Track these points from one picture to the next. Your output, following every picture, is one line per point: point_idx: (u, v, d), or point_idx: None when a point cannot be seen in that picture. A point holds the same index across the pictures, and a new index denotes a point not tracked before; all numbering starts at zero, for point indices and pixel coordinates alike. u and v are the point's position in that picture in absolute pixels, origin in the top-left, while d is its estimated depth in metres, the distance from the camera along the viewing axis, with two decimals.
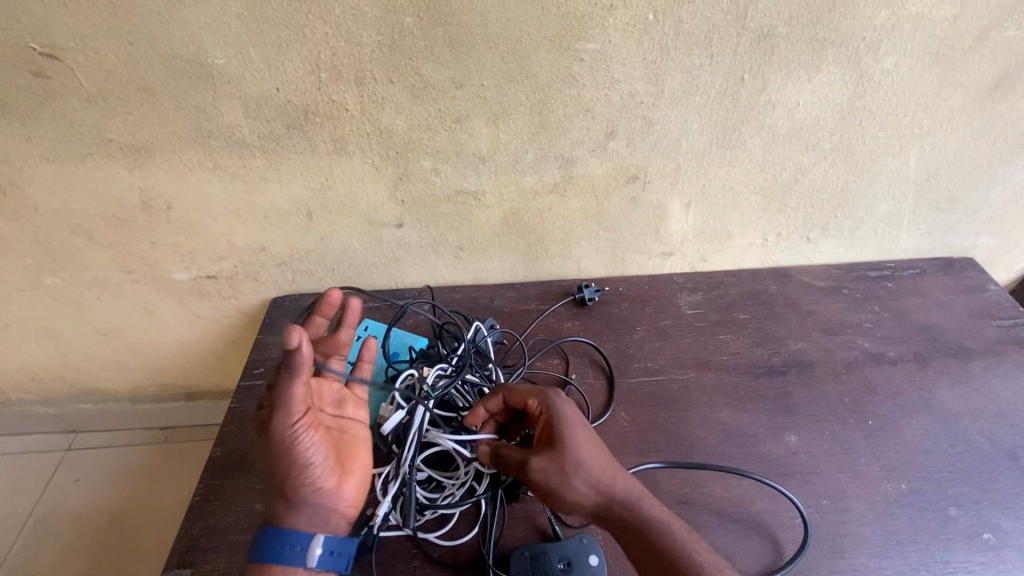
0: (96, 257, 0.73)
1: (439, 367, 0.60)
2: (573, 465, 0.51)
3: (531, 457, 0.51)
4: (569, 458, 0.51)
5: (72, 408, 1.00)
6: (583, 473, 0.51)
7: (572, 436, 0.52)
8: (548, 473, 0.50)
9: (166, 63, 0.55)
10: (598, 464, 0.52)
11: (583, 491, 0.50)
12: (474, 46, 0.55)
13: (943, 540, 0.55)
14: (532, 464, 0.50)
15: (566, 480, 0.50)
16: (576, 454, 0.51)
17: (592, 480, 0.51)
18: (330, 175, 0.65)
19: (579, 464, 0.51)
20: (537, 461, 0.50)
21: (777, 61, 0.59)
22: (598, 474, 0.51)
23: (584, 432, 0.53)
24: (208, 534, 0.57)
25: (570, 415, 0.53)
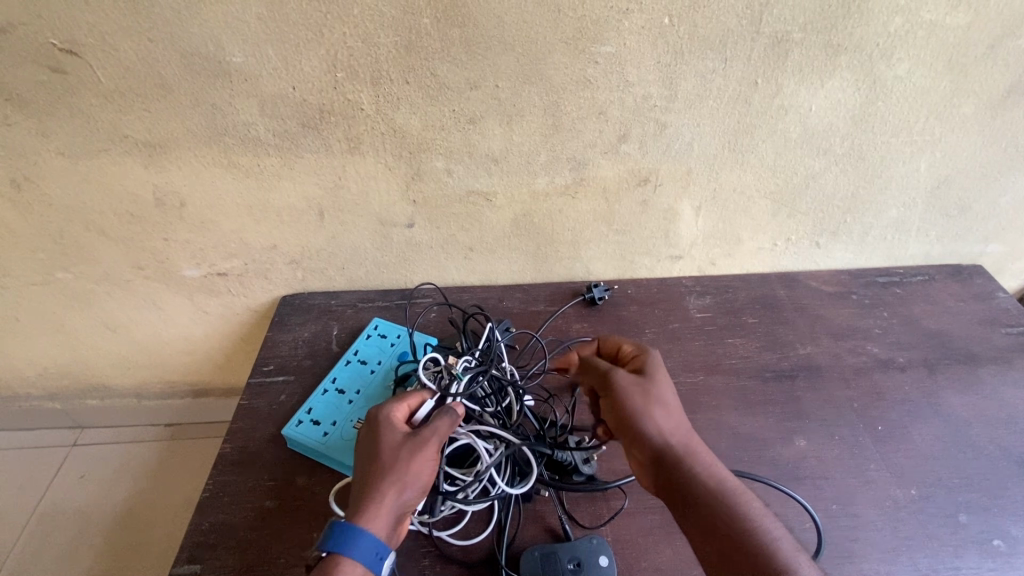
0: (108, 253, 0.73)
1: (466, 358, 0.59)
2: (660, 398, 0.54)
3: (624, 375, 0.55)
4: (653, 390, 0.54)
5: (78, 403, 1.01)
6: (666, 405, 0.54)
7: (661, 375, 0.56)
8: (637, 402, 0.53)
9: (185, 60, 0.56)
10: (679, 411, 0.54)
11: (661, 422, 0.52)
12: (490, 48, 0.56)
13: (954, 547, 0.55)
14: (624, 380, 0.55)
15: (647, 406, 0.53)
16: (664, 389, 0.55)
17: (669, 417, 0.53)
18: (343, 174, 0.66)
19: (666, 399, 0.54)
20: (630, 380, 0.55)
21: (790, 66, 0.59)
22: (680, 420, 0.54)
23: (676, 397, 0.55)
24: (218, 530, 0.57)
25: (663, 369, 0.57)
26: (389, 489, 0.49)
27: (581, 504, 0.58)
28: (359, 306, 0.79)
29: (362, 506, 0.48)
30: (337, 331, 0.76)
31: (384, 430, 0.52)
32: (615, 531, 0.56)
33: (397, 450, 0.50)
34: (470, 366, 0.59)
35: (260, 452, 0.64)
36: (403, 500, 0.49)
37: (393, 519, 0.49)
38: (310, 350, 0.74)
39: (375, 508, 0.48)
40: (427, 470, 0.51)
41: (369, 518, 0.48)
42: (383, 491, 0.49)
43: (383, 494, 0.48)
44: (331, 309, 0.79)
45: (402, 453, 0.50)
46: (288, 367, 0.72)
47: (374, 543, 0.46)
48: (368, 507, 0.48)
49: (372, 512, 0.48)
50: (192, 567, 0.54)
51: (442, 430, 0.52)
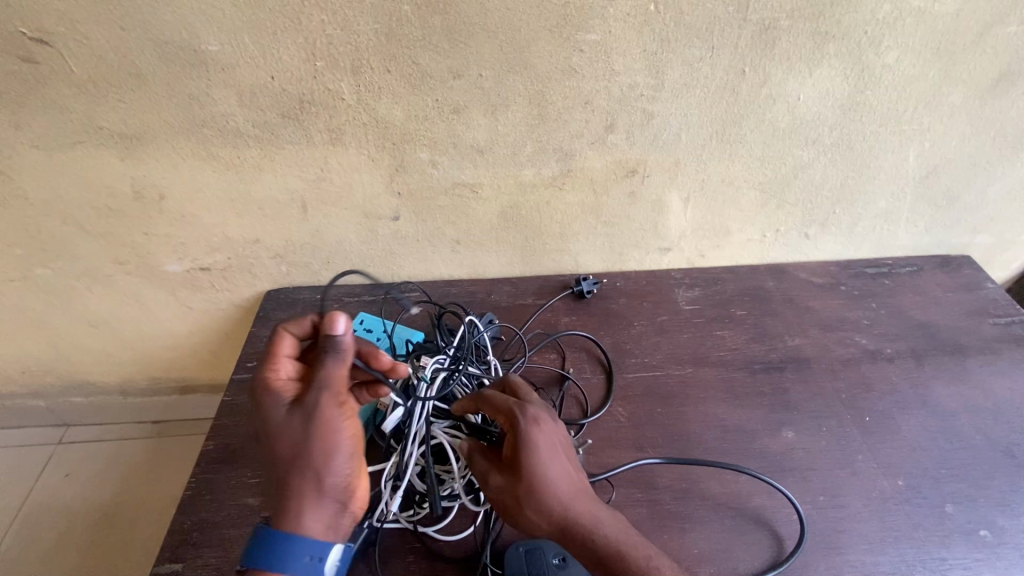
0: (87, 248, 0.72)
1: (437, 359, 0.59)
2: (538, 493, 0.47)
3: (495, 472, 0.49)
4: (524, 487, 0.47)
5: (63, 401, 0.99)
6: (544, 499, 0.47)
7: (531, 457, 0.47)
8: (505, 497, 0.48)
9: (159, 49, 0.54)
10: (566, 492, 0.48)
11: (545, 520, 0.47)
12: (472, 35, 0.55)
13: (941, 537, 0.55)
14: (494, 482, 0.48)
15: (525, 510, 0.47)
16: (540, 480, 0.47)
17: (553, 512, 0.47)
18: (325, 166, 0.64)
19: (546, 489, 0.47)
20: (501, 479, 0.48)
21: (778, 54, 0.58)
22: (568, 503, 0.47)
23: (554, 455, 0.48)
24: (200, 527, 0.56)
25: (538, 439, 0.48)
26: (302, 479, 0.45)
27: None
28: (345, 300, 0.78)
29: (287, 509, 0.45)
30: None
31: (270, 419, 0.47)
32: None
33: (286, 427, 0.46)
34: (442, 367, 0.59)
35: (243, 449, 0.63)
36: (328, 484, 0.45)
37: (327, 511, 0.45)
38: None
39: (300, 512, 0.44)
40: (338, 434, 0.46)
41: (297, 519, 0.44)
42: (299, 483, 0.45)
43: (299, 488, 0.45)
44: (316, 304, 0.78)
45: (295, 428, 0.46)
46: None
47: (313, 544, 0.44)
48: (291, 512, 0.44)
49: (296, 512, 0.44)
50: (174, 567, 0.53)
51: (331, 379, 0.47)
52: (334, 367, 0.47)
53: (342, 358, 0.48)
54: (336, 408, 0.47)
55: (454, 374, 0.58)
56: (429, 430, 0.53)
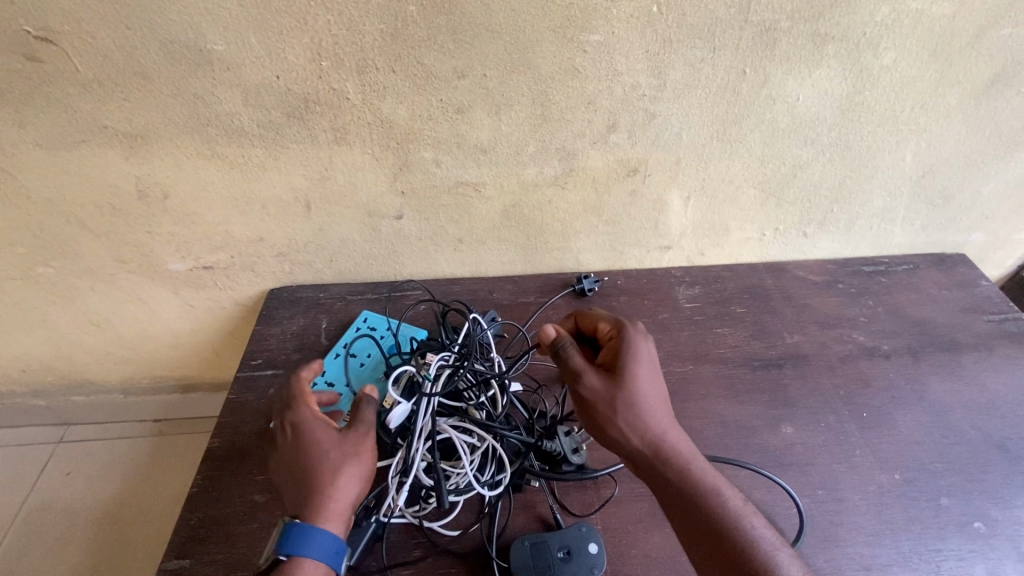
0: (90, 246, 0.72)
1: (442, 356, 0.60)
2: (637, 401, 0.52)
3: (593, 372, 0.53)
4: (627, 393, 0.52)
5: (64, 400, 0.99)
6: (643, 408, 0.52)
7: (640, 369, 0.53)
8: (603, 397, 0.52)
9: (164, 48, 0.54)
10: (660, 409, 0.53)
11: (639, 427, 0.51)
12: (477, 36, 0.55)
13: (936, 530, 0.56)
14: (592, 380, 0.52)
15: (621, 415, 0.51)
16: (643, 391, 0.52)
17: (648, 422, 0.52)
18: (330, 165, 0.65)
19: (648, 402, 0.52)
20: (602, 381, 0.52)
21: (778, 55, 0.59)
22: (659, 419, 0.52)
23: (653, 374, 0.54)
24: (207, 524, 0.57)
25: (645, 356, 0.54)
26: (331, 483, 0.49)
27: (572, 492, 0.58)
28: (348, 299, 0.79)
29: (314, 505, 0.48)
30: (325, 324, 0.76)
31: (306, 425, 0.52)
32: (606, 519, 0.56)
33: (331, 439, 0.51)
34: (446, 364, 0.60)
35: (249, 446, 0.63)
36: (354, 491, 0.50)
37: (345, 514, 0.49)
38: (298, 344, 0.74)
39: (328, 508, 0.48)
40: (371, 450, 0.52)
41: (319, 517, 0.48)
42: (331, 485, 0.49)
43: (334, 489, 0.49)
44: (319, 302, 0.78)
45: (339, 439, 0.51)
46: (277, 361, 0.72)
47: (332, 541, 0.47)
48: (319, 510, 0.48)
49: (322, 511, 0.48)
50: (182, 563, 0.54)
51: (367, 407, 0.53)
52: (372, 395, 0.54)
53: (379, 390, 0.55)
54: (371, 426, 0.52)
55: (460, 371, 0.58)
56: (434, 426, 0.54)
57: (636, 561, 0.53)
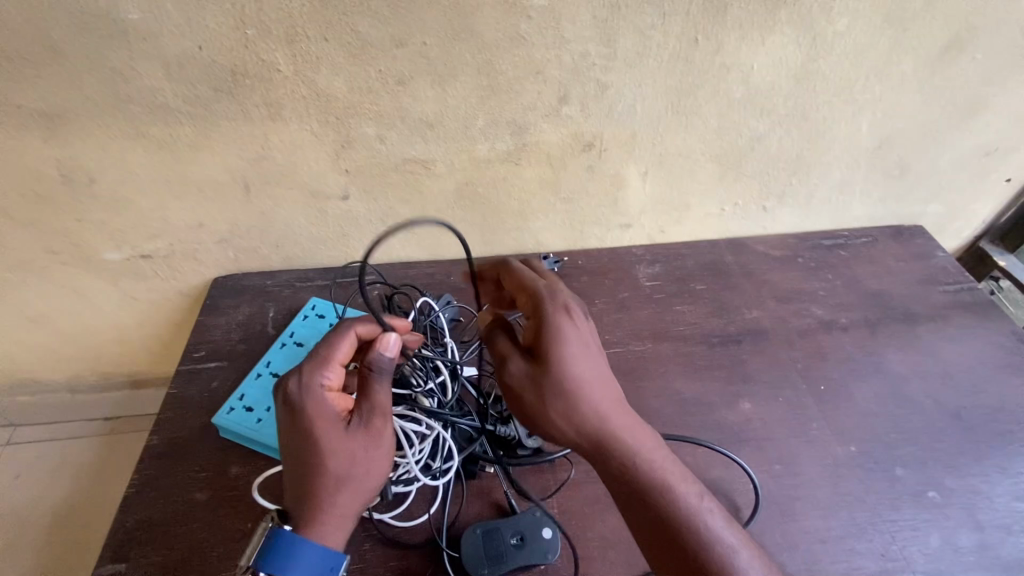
0: (13, 237, 0.67)
1: None
2: (569, 382, 0.47)
3: (512, 359, 0.49)
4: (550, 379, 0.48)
5: (4, 401, 0.94)
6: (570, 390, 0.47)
7: (577, 350, 0.48)
8: (532, 391, 0.47)
9: (70, 16, 0.50)
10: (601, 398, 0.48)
11: (580, 418, 0.47)
12: (413, 0, 0.52)
13: (890, 500, 0.57)
14: (514, 370, 0.48)
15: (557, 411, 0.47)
16: (571, 368, 0.48)
17: (587, 412, 0.47)
18: (266, 144, 0.61)
19: (577, 377, 0.48)
20: (523, 369, 0.48)
21: (730, 21, 0.57)
22: (598, 396, 0.48)
23: (592, 355, 0.49)
24: (145, 526, 0.54)
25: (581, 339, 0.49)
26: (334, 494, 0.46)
27: (528, 477, 0.57)
28: (297, 286, 0.75)
29: (312, 514, 0.45)
30: (273, 313, 0.72)
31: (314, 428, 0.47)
32: (563, 502, 0.55)
33: (336, 443, 0.47)
34: None
35: (190, 442, 0.60)
36: (355, 502, 0.46)
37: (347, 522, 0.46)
38: (244, 334, 0.70)
39: (325, 522, 0.45)
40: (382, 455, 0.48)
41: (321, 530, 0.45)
42: (335, 494, 0.46)
43: (336, 500, 0.46)
44: (267, 289, 0.75)
45: (347, 445, 0.47)
46: (221, 352, 0.68)
47: (334, 558, 0.45)
48: (320, 524, 0.45)
49: (323, 523, 0.45)
50: (117, 567, 0.51)
51: (384, 404, 0.48)
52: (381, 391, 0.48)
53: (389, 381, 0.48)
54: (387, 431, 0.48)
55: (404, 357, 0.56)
56: None
57: (592, 544, 0.52)
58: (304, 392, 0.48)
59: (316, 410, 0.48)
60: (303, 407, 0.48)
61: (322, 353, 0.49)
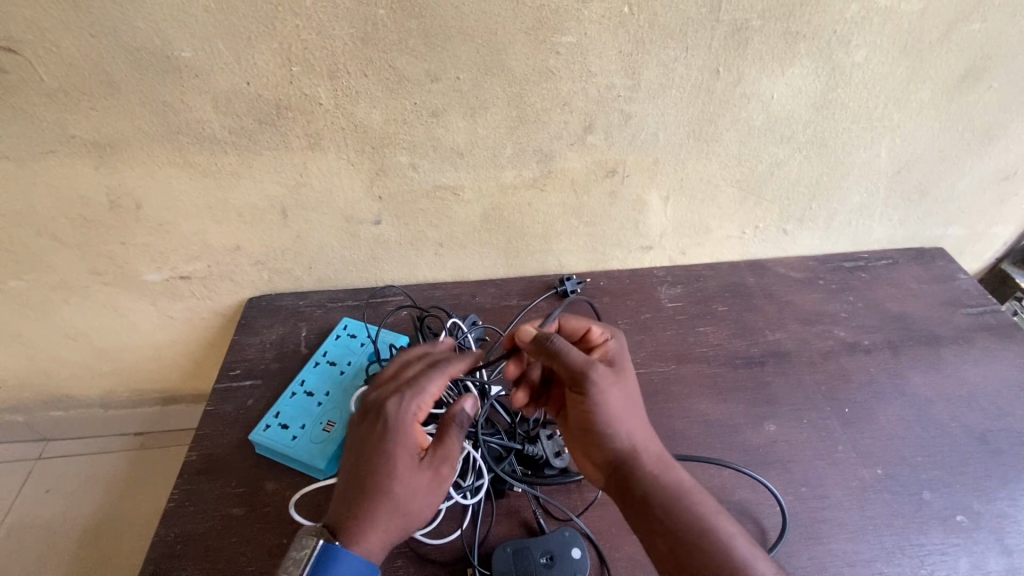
0: (62, 259, 0.71)
1: None
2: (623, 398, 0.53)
3: (597, 367, 0.53)
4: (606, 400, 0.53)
5: (41, 416, 0.97)
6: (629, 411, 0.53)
7: (631, 376, 0.55)
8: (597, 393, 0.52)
9: (131, 56, 0.53)
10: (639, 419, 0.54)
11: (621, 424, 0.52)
12: (449, 39, 0.55)
13: (919, 524, 0.57)
14: (597, 376, 0.52)
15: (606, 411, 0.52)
16: (626, 389, 0.54)
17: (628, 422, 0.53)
18: (304, 172, 0.64)
19: (628, 406, 0.53)
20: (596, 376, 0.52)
21: (751, 54, 0.59)
22: (639, 420, 0.54)
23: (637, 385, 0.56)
24: (185, 540, 0.55)
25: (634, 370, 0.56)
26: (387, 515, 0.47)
27: (556, 497, 0.58)
28: (328, 306, 0.78)
29: (369, 538, 0.47)
30: (306, 332, 0.75)
31: (390, 451, 0.48)
32: (591, 523, 0.56)
33: (406, 470, 0.48)
34: None
35: (228, 459, 0.62)
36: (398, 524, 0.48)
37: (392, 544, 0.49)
38: (278, 353, 0.73)
39: (370, 539, 0.47)
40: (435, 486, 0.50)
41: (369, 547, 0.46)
42: (393, 518, 0.48)
43: (393, 526, 0.48)
44: (299, 310, 0.77)
45: (413, 472, 0.49)
46: (256, 371, 0.71)
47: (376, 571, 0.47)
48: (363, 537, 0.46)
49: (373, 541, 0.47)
50: None
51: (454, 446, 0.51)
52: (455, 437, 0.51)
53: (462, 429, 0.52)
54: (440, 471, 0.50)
55: None
56: None
57: (620, 564, 0.53)
58: (400, 421, 0.49)
59: (397, 435, 0.49)
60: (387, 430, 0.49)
61: (414, 386, 0.51)
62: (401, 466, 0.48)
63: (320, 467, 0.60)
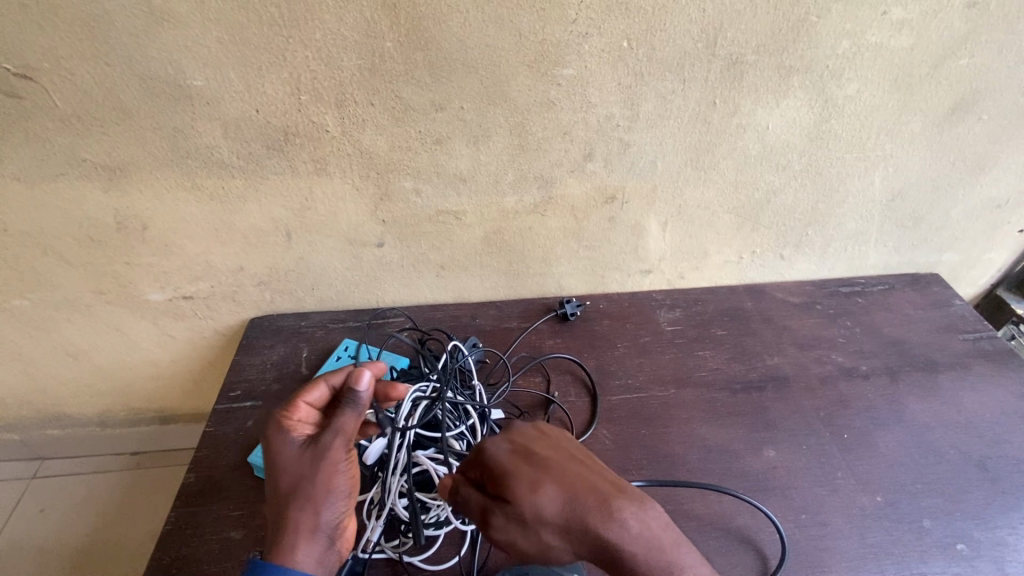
0: (67, 278, 0.71)
1: (419, 388, 0.58)
2: (534, 509, 0.44)
3: (494, 514, 0.44)
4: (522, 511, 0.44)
5: (38, 434, 0.97)
6: (559, 500, 0.44)
7: (523, 473, 0.45)
8: (513, 533, 0.44)
9: (144, 85, 0.55)
10: (562, 500, 0.44)
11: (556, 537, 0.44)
12: (453, 71, 0.56)
13: (919, 552, 0.56)
14: (500, 523, 0.44)
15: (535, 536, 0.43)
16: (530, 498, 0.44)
17: (562, 527, 0.44)
18: (310, 196, 0.65)
19: (543, 509, 0.44)
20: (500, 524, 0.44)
21: (746, 87, 0.61)
22: (565, 504, 0.44)
23: (537, 474, 0.46)
24: (181, 564, 0.55)
25: (507, 459, 0.47)
26: (299, 512, 0.46)
27: None
28: (329, 327, 0.78)
29: (283, 540, 0.45)
30: (306, 353, 0.75)
31: (280, 448, 0.48)
32: None
33: (296, 461, 0.47)
34: (424, 396, 0.58)
35: (226, 481, 0.62)
36: (311, 518, 0.46)
37: (321, 544, 0.46)
38: (278, 374, 0.73)
39: (289, 541, 0.45)
40: (339, 471, 0.48)
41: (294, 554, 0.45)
42: (303, 512, 0.46)
43: (306, 521, 0.46)
44: (301, 330, 0.78)
45: (305, 461, 0.47)
46: (256, 392, 0.71)
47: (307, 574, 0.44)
48: (280, 539, 0.45)
49: (290, 541, 0.45)
50: None
51: (348, 424, 0.48)
52: (346, 417, 0.48)
53: (357, 411, 0.49)
54: (344, 452, 0.48)
55: (438, 403, 0.57)
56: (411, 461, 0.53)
57: None
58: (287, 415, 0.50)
59: (284, 431, 0.49)
60: (273, 431, 0.49)
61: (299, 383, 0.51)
62: (293, 457, 0.48)
63: None
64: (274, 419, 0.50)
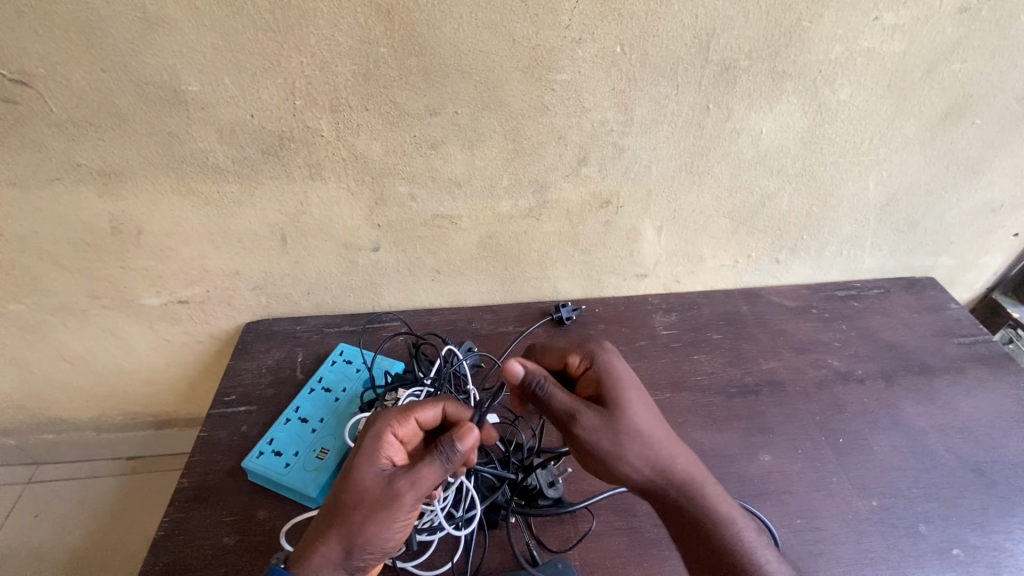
0: (62, 282, 0.71)
1: None
2: (629, 419, 0.52)
3: (585, 411, 0.51)
4: (625, 424, 0.52)
5: (33, 439, 0.97)
6: (647, 421, 0.52)
7: (625, 396, 0.53)
8: (600, 436, 0.51)
9: (139, 90, 0.55)
10: (647, 422, 0.53)
11: (634, 449, 0.51)
12: (447, 76, 0.57)
13: (915, 558, 0.56)
14: (586, 420, 0.51)
15: (614, 441, 0.51)
16: (627, 410, 0.52)
17: (642, 440, 0.52)
18: (305, 201, 0.65)
19: (632, 421, 0.52)
20: (586, 422, 0.51)
21: (739, 91, 0.61)
22: (649, 426, 0.53)
23: (634, 395, 0.54)
24: (174, 570, 0.55)
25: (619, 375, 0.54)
26: (338, 536, 0.47)
27: (550, 527, 0.58)
28: (325, 331, 0.78)
29: (316, 554, 0.46)
30: (302, 358, 0.75)
31: (361, 466, 0.48)
32: (584, 555, 0.56)
33: (366, 486, 0.48)
34: None
35: (220, 486, 0.62)
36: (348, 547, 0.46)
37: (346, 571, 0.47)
38: (274, 379, 0.73)
39: (318, 557, 0.46)
40: (397, 518, 0.47)
41: (316, 571, 0.46)
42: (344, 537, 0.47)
43: (343, 547, 0.47)
44: (296, 335, 0.78)
45: (374, 495, 0.47)
46: (251, 397, 0.71)
47: None
48: (314, 553, 0.46)
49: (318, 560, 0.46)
50: None
51: (426, 479, 0.47)
52: (429, 470, 0.47)
53: (443, 469, 0.48)
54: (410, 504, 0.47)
55: None
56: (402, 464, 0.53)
57: None
58: (383, 432, 0.50)
59: (372, 448, 0.49)
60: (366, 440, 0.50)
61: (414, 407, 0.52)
62: (366, 482, 0.48)
63: (313, 496, 0.60)
64: (375, 430, 0.50)
